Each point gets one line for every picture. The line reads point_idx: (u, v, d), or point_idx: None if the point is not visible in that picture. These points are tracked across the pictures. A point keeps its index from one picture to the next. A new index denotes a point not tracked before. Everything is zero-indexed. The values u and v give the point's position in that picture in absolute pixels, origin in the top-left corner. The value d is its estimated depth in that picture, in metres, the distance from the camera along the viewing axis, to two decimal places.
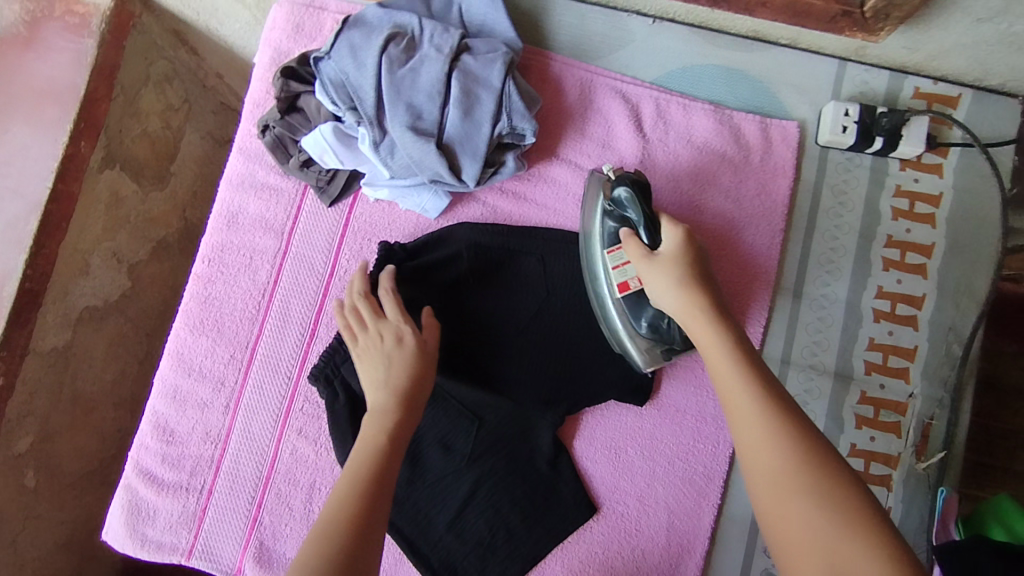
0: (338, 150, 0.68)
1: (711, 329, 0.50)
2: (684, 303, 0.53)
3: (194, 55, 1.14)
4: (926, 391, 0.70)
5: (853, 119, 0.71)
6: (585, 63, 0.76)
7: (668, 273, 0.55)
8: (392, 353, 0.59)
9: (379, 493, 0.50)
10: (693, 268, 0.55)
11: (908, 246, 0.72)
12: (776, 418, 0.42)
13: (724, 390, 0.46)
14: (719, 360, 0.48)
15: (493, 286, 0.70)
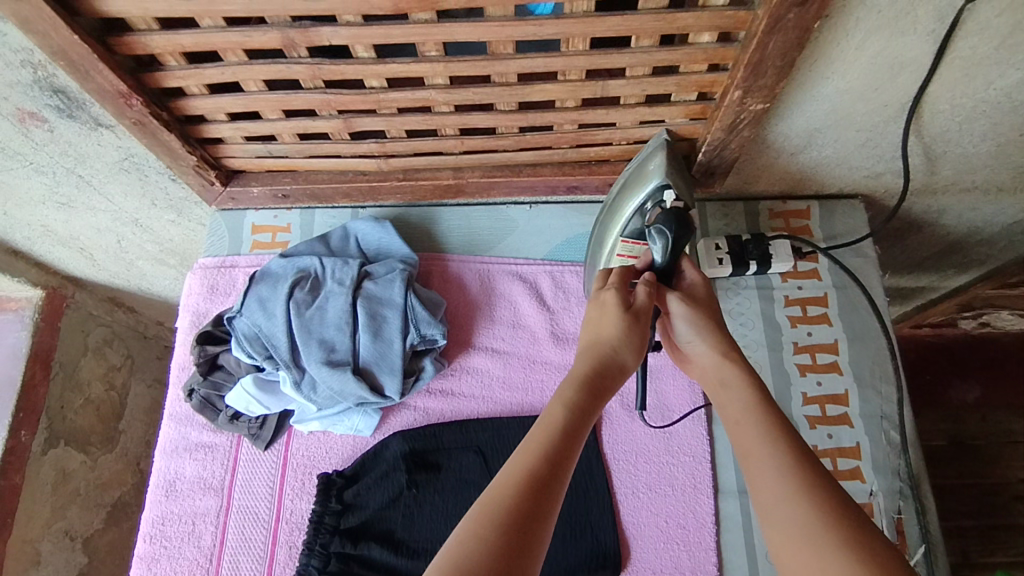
0: (261, 398, 0.70)
1: (733, 372, 0.50)
2: (717, 359, 0.51)
3: (131, 312, 1.32)
4: (885, 486, 0.70)
5: (724, 250, 0.78)
6: (479, 257, 0.83)
7: (701, 326, 0.53)
8: (603, 316, 0.51)
9: (562, 444, 0.43)
10: (719, 317, 0.54)
11: (815, 348, 0.77)
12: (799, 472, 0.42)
13: (743, 442, 0.46)
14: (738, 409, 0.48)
15: (438, 490, 0.71)
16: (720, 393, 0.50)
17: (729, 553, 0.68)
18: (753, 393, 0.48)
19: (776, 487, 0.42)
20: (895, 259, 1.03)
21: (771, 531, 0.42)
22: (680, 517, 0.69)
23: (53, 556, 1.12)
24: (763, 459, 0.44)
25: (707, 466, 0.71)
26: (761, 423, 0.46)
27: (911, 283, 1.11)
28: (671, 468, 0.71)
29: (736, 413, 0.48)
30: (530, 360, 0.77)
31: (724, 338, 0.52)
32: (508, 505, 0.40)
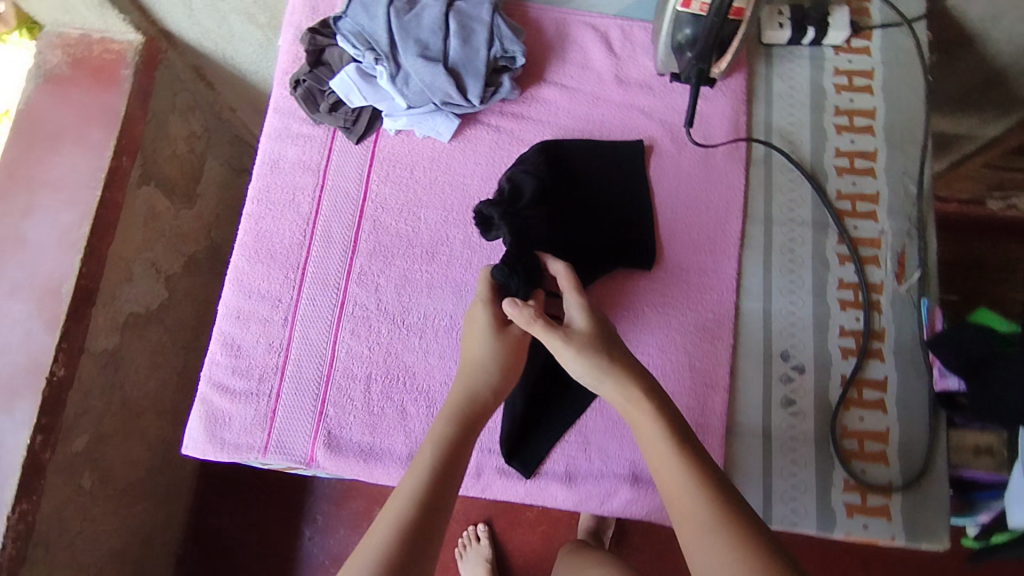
0: (362, 88, 0.81)
1: (651, 426, 0.58)
2: (631, 406, 0.60)
3: (211, 89, 1.42)
4: (894, 226, 0.80)
5: (787, 17, 0.85)
6: (557, 7, 0.90)
7: (604, 369, 0.61)
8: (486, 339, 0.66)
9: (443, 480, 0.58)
10: (603, 348, 0.61)
11: (854, 112, 0.84)
12: (721, 512, 0.51)
13: (669, 490, 0.54)
14: (657, 455, 0.56)
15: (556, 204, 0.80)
16: (645, 444, 0.58)
17: (748, 265, 0.80)
18: (680, 456, 0.55)
19: (708, 546, 0.50)
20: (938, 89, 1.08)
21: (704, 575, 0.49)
22: (708, 232, 0.81)
23: (142, 278, 1.26)
24: (692, 515, 0.52)
25: (740, 195, 0.82)
26: (686, 473, 0.54)
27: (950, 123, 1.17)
28: (706, 193, 0.82)
29: (682, 501, 0.53)
30: (593, 97, 0.86)
31: (637, 379, 0.60)
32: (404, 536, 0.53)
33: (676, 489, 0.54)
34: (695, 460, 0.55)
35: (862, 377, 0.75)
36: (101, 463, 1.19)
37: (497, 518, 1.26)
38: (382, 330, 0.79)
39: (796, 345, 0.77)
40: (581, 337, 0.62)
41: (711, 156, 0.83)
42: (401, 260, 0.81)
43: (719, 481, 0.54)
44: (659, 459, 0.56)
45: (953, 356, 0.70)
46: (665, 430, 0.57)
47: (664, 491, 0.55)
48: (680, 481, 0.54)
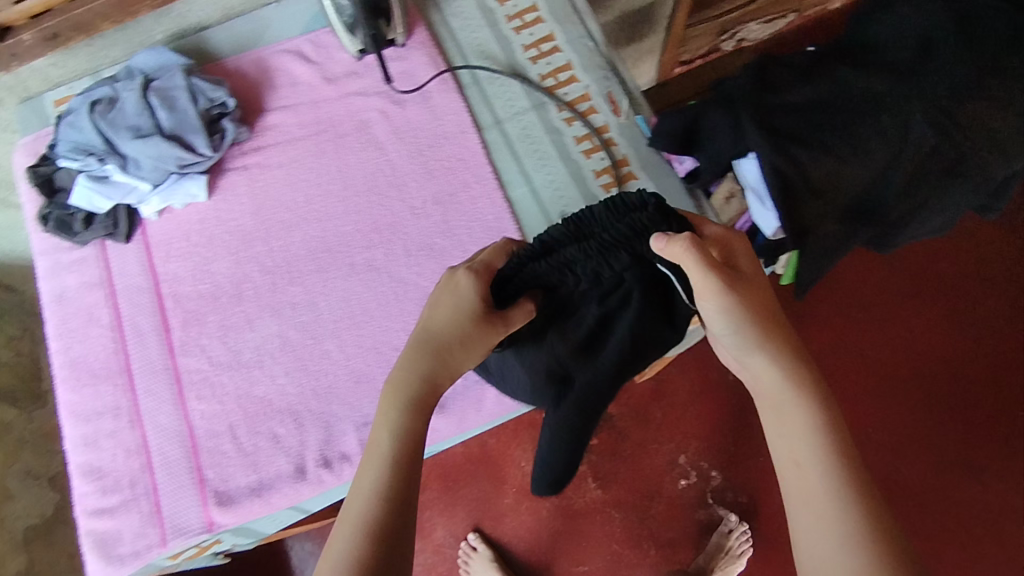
0: (101, 190, 0.85)
1: (808, 416, 0.56)
2: (790, 390, 0.57)
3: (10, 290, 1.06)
4: (593, 78, 0.93)
5: None
6: (250, 50, 0.99)
7: (766, 351, 0.58)
8: (455, 313, 0.60)
9: (411, 455, 0.57)
10: (761, 304, 0.58)
11: (521, 12, 0.98)
12: (868, 524, 0.51)
13: (808, 485, 0.54)
14: (813, 449, 0.55)
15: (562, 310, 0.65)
16: (781, 424, 0.57)
17: (500, 164, 0.90)
18: (831, 453, 0.54)
19: (843, 547, 0.51)
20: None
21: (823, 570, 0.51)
22: (457, 157, 0.90)
23: None
24: (829, 518, 0.52)
25: (465, 116, 0.92)
26: (834, 482, 0.53)
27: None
28: (440, 127, 0.92)
29: (815, 491, 0.53)
30: (314, 102, 0.95)
31: (801, 369, 0.58)
32: (374, 509, 0.55)
33: (810, 482, 0.54)
34: (844, 462, 0.54)
35: None
36: None
37: (482, 520, 1.19)
38: (225, 382, 0.82)
39: (567, 204, 0.87)
40: (745, 290, 0.58)
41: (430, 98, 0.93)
42: (214, 315, 0.85)
43: (866, 484, 0.53)
44: (802, 450, 0.55)
45: (661, 141, 0.81)
46: (819, 421, 0.56)
47: (792, 474, 0.55)
48: (817, 473, 0.54)
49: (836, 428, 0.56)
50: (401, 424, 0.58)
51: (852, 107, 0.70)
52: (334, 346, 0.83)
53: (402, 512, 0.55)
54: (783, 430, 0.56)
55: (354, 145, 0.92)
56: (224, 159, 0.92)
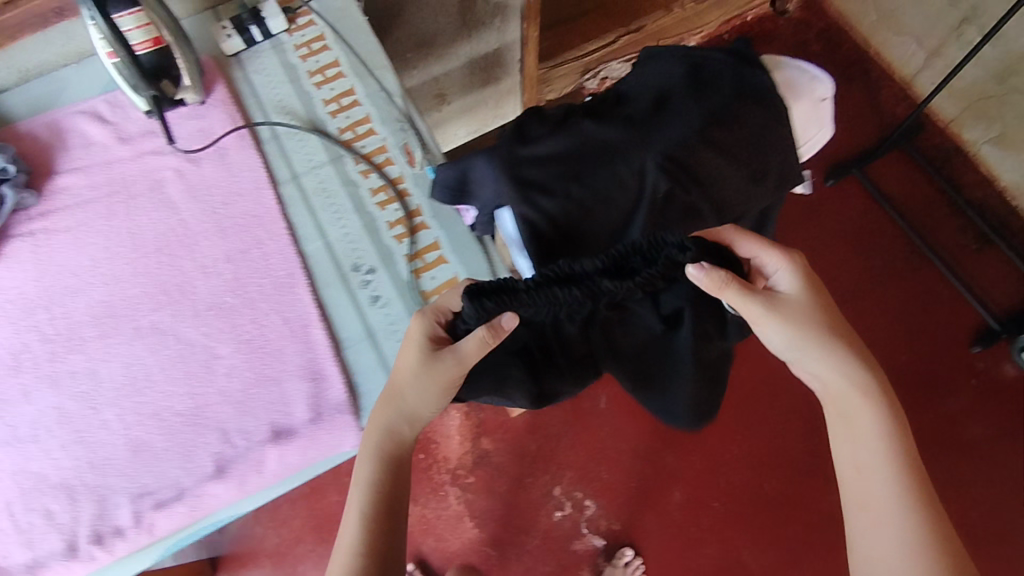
0: None
1: (870, 419, 0.68)
2: (850, 391, 0.69)
3: None
4: (390, 130, 0.95)
5: (229, 29, 0.99)
6: (43, 113, 0.97)
7: (832, 358, 0.70)
8: (416, 353, 0.72)
9: (392, 491, 0.75)
10: (807, 314, 0.71)
11: (322, 68, 0.99)
12: (920, 515, 0.63)
13: (873, 481, 0.66)
14: (879, 444, 0.67)
15: (618, 318, 0.71)
16: (849, 426, 0.69)
17: (296, 218, 0.90)
18: (890, 452, 0.66)
19: (897, 536, 0.63)
20: (426, 22, 1.33)
21: (879, 553, 0.64)
22: (250, 213, 0.90)
23: None
24: (886, 511, 0.64)
25: (261, 172, 0.92)
26: (899, 492, 0.64)
27: (467, 42, 1.45)
28: (236, 184, 0.92)
29: (873, 488, 0.66)
30: (108, 163, 0.93)
31: (865, 373, 0.69)
32: (372, 535, 0.71)
33: (868, 476, 0.66)
34: (905, 462, 0.65)
35: (419, 248, 0.88)
36: None
37: None
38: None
39: (360, 255, 0.88)
40: (788, 306, 0.71)
41: (227, 155, 0.93)
42: None
43: (925, 485, 0.65)
44: (862, 452, 0.67)
45: (439, 192, 0.83)
46: (885, 423, 0.67)
47: (858, 475, 0.67)
48: (874, 467, 0.66)
49: (900, 430, 0.67)
50: (378, 454, 0.76)
51: (591, 162, 0.74)
52: (114, 415, 0.81)
53: (384, 514, 0.73)
54: (852, 442, 0.68)
55: (147, 205, 0.91)
56: (7, 225, 0.89)
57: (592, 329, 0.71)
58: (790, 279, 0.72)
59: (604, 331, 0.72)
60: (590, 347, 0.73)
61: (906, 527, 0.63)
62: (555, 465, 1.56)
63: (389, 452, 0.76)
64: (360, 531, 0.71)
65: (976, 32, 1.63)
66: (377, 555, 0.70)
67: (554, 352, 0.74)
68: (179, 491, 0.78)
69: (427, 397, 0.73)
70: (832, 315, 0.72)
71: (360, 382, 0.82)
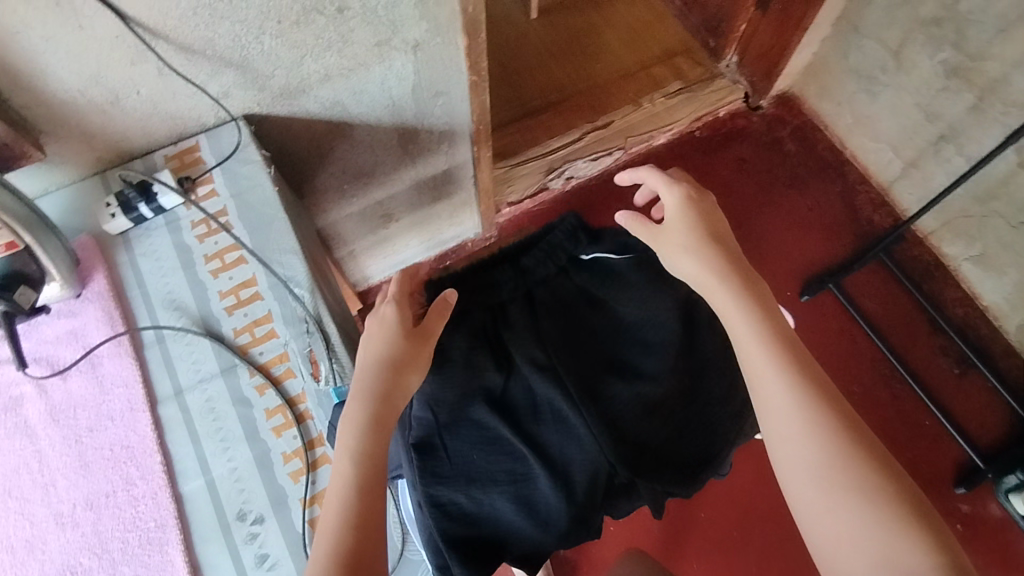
0: None
1: (722, 287, 0.66)
2: (715, 273, 0.67)
3: None
4: (294, 334, 0.83)
5: (114, 206, 0.87)
6: None
7: (706, 259, 0.68)
8: (392, 328, 0.67)
9: (374, 470, 0.60)
10: (696, 224, 0.71)
11: (221, 252, 0.88)
12: (794, 369, 0.60)
13: (750, 358, 0.62)
14: (730, 315, 0.65)
15: (565, 314, 0.74)
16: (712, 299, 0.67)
17: (175, 448, 0.77)
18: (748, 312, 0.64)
19: (788, 400, 0.59)
20: (362, 155, 1.21)
21: (773, 421, 0.60)
22: (119, 443, 0.76)
23: None
24: (766, 377, 0.61)
25: (138, 389, 0.79)
26: (774, 360, 0.61)
27: (411, 168, 1.34)
28: (106, 403, 0.78)
29: (758, 365, 0.62)
30: None
31: (729, 265, 0.68)
32: (360, 524, 0.58)
33: (749, 354, 0.63)
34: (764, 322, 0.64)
35: (318, 491, 0.76)
36: None
37: None
38: None
39: (247, 500, 0.75)
40: (670, 228, 0.72)
41: (100, 366, 0.80)
42: None
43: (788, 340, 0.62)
44: (733, 322, 0.65)
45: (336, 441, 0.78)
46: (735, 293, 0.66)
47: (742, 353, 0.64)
48: (747, 335, 0.63)
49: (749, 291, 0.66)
50: (367, 417, 0.62)
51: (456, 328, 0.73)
52: None
53: (371, 486, 0.60)
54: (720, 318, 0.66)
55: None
56: None
57: (554, 327, 0.72)
58: (677, 203, 0.73)
59: (569, 334, 0.71)
60: (557, 360, 0.68)
61: (779, 381, 0.60)
62: None
63: (374, 428, 0.62)
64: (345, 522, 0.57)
65: (953, 151, 1.54)
66: (368, 523, 0.58)
67: (510, 347, 0.70)
68: None
69: (416, 368, 0.66)
70: (716, 221, 0.72)
71: None
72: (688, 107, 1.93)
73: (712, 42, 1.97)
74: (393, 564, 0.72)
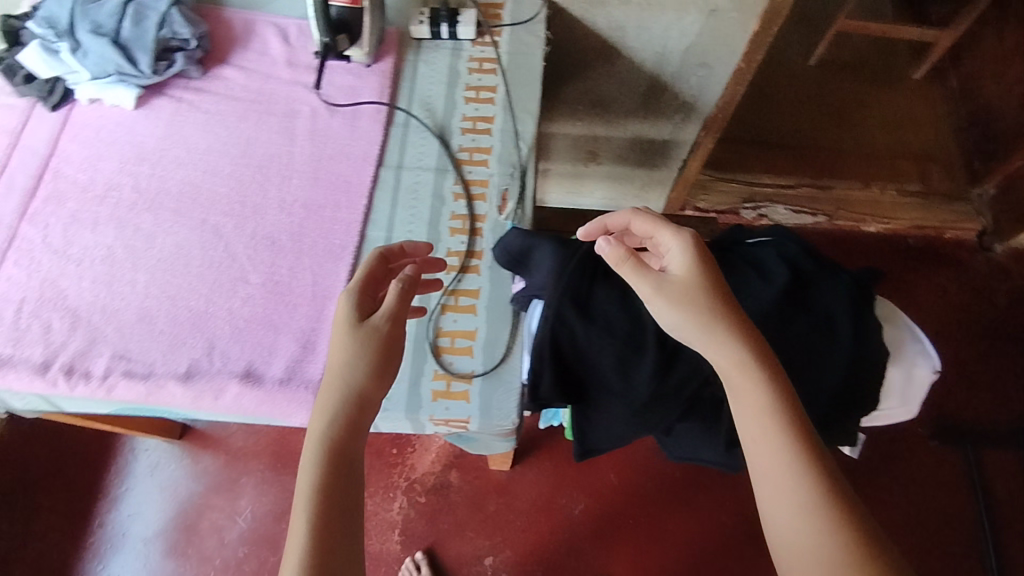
0: (44, 57, 0.92)
1: (752, 380, 0.61)
2: (746, 360, 0.62)
3: None
4: (500, 171, 0.97)
5: (424, 17, 1.05)
6: (250, 10, 1.07)
7: (723, 349, 0.62)
8: (345, 331, 0.68)
9: (336, 491, 0.61)
10: (705, 291, 0.64)
11: (480, 87, 1.03)
12: (804, 465, 0.58)
13: (766, 453, 0.59)
14: (752, 410, 0.61)
15: (730, 261, 0.76)
16: (739, 389, 0.62)
17: (378, 202, 0.94)
18: (773, 404, 0.60)
19: (793, 499, 0.57)
20: (610, 87, 1.33)
21: (779, 515, 0.58)
22: (345, 176, 0.95)
23: None
24: (778, 469, 0.59)
25: (376, 149, 0.97)
26: (795, 470, 0.58)
27: (639, 122, 1.44)
28: (349, 146, 0.97)
29: (773, 463, 0.59)
30: (266, 76, 1.01)
31: (751, 353, 0.62)
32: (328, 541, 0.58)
33: (766, 451, 0.60)
34: (789, 426, 0.59)
35: (459, 287, 0.88)
36: None
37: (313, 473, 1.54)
38: (43, 261, 0.87)
39: None
40: (684, 290, 0.64)
41: (358, 120, 0.99)
42: (73, 202, 0.91)
43: (801, 436, 0.59)
44: (756, 415, 0.60)
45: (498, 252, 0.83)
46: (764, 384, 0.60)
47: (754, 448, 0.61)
48: (767, 425, 0.60)
49: (774, 381, 0.61)
50: (325, 453, 0.62)
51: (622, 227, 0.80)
52: (143, 280, 0.87)
53: (337, 505, 0.61)
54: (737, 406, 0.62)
55: (273, 127, 0.98)
56: (166, 84, 0.99)
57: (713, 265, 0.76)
58: (683, 259, 0.66)
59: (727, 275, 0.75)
60: None
61: (793, 475, 0.58)
62: (500, 538, 1.51)
63: (336, 446, 0.63)
64: (313, 537, 0.58)
65: None
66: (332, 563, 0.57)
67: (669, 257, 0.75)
68: (148, 372, 0.81)
69: (379, 376, 0.66)
70: (723, 283, 0.66)
71: None
72: (915, 212, 1.86)
73: (975, 166, 1.87)
74: (487, 368, 0.84)
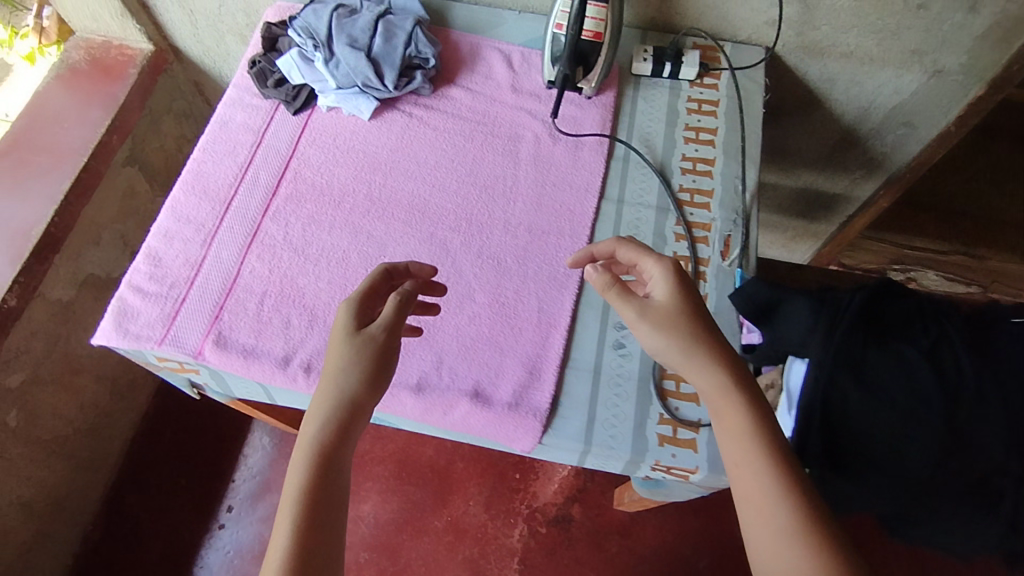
0: (301, 67, 0.99)
1: (734, 412, 0.66)
2: (727, 384, 0.67)
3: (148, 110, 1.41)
4: (723, 216, 0.95)
5: (648, 54, 1.07)
6: (476, 35, 1.10)
7: (704, 373, 0.68)
8: (339, 338, 0.70)
9: (325, 488, 0.63)
10: (687, 318, 0.70)
11: (700, 128, 1.03)
12: (785, 488, 0.62)
13: (749, 479, 0.64)
14: (740, 436, 0.65)
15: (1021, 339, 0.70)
16: (723, 417, 0.67)
17: (599, 234, 0.94)
18: (755, 431, 0.65)
19: (772, 523, 0.62)
20: (798, 137, 1.31)
21: (769, 541, 0.61)
22: (567, 206, 0.95)
23: (93, 256, 1.36)
24: (764, 496, 0.63)
25: (598, 181, 0.97)
26: (778, 494, 0.62)
27: (815, 174, 1.41)
28: (571, 175, 0.98)
29: (757, 490, 0.63)
30: (491, 100, 1.04)
31: (728, 376, 0.68)
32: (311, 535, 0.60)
33: (750, 477, 0.64)
34: (773, 452, 0.64)
35: None
36: (15, 439, 1.26)
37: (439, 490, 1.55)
38: (284, 258, 0.90)
39: None
40: (665, 315, 0.70)
41: (580, 150, 1.00)
42: (311, 203, 0.94)
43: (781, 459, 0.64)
44: (743, 442, 0.65)
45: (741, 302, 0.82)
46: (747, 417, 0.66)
47: (737, 472, 0.65)
48: (754, 450, 0.64)
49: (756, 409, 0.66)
50: (315, 452, 0.64)
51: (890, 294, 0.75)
52: None
53: (325, 500, 0.63)
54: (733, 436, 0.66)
55: (498, 149, 1.00)
56: (398, 100, 1.03)
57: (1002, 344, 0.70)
58: (665, 286, 0.72)
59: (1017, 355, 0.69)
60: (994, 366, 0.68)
61: (779, 503, 0.62)
62: None
63: (330, 443, 0.65)
64: (304, 528, 0.60)
65: None
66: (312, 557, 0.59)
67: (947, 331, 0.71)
68: None
69: (366, 380, 0.68)
70: (701, 309, 0.72)
71: (564, 403, 0.83)
72: None
73: None
74: None
